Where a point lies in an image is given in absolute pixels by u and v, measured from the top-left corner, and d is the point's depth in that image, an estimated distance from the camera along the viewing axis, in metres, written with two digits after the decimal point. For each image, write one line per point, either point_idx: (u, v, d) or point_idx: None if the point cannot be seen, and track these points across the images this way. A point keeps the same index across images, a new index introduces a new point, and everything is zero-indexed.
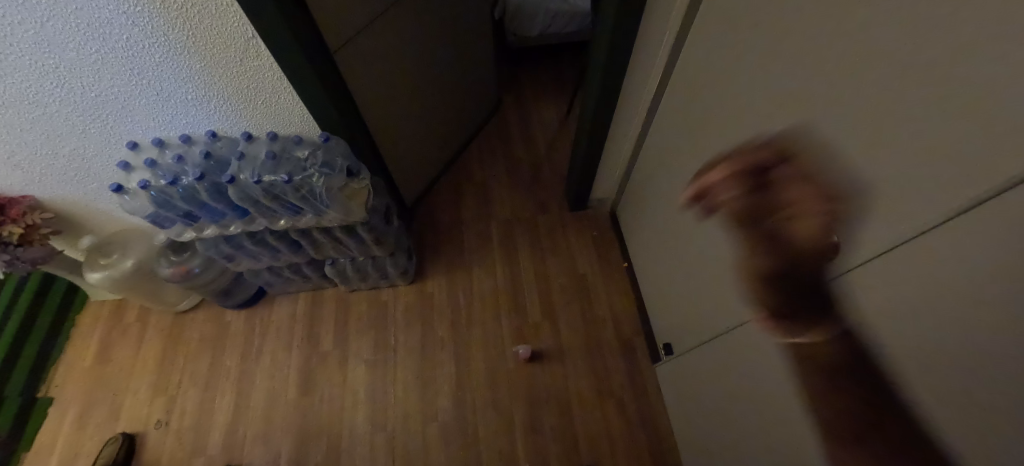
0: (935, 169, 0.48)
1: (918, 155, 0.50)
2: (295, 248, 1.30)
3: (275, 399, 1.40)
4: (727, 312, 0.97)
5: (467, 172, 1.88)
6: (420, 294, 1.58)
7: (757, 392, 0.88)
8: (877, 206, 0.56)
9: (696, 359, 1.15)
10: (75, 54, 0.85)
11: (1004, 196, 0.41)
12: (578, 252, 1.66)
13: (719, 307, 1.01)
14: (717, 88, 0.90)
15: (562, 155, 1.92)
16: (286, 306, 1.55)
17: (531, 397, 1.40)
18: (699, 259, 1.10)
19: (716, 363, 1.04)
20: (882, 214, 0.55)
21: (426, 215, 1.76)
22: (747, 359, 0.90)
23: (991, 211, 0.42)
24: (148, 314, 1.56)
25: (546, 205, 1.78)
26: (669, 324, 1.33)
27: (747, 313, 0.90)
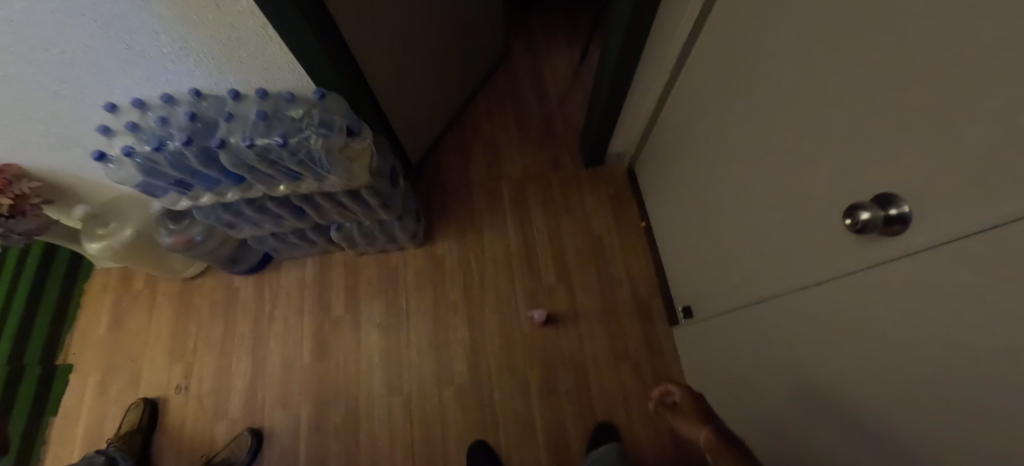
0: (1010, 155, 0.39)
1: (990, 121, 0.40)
2: (298, 214, 1.23)
3: (290, 364, 1.41)
4: (758, 278, 0.91)
5: (475, 127, 1.76)
6: (431, 258, 1.53)
7: (784, 367, 0.84)
8: (937, 173, 0.47)
9: (718, 326, 1.11)
10: (26, 4, 0.73)
11: None
12: (594, 212, 1.59)
13: (747, 273, 0.96)
14: (759, 28, 0.77)
15: (577, 106, 1.78)
16: (294, 272, 1.52)
17: (547, 360, 1.39)
18: (727, 224, 1.02)
19: (738, 330, 1.00)
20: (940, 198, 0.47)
21: (433, 174, 1.67)
22: (775, 330, 0.86)
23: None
24: (156, 281, 1.53)
25: (559, 162, 1.68)
26: (689, 286, 1.29)
27: (779, 286, 0.84)
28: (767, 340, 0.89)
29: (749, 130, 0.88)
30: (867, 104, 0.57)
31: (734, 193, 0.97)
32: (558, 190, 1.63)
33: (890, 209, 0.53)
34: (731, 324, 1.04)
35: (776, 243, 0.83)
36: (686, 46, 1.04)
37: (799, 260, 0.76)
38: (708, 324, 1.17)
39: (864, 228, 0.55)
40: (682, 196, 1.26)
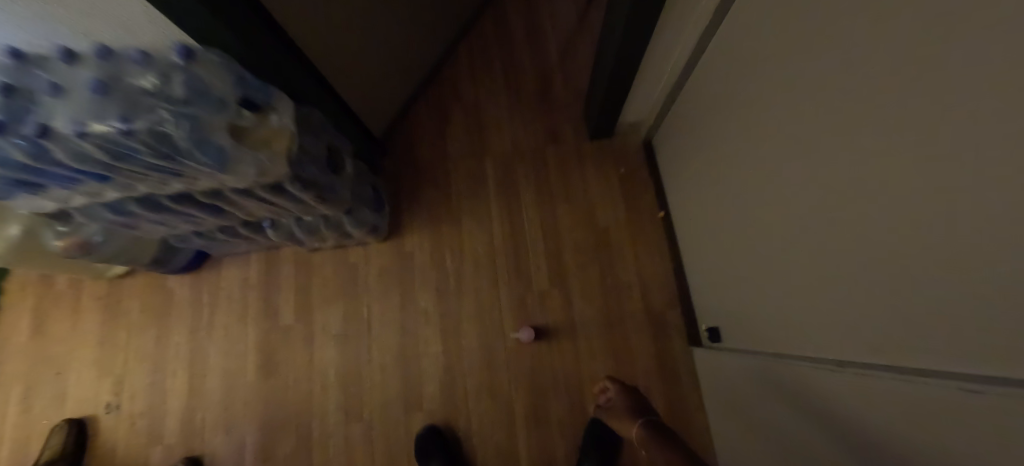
0: None
1: None
2: (213, 211, 0.96)
3: (232, 381, 1.20)
4: (811, 328, 0.62)
5: (455, 87, 1.41)
6: (397, 255, 1.25)
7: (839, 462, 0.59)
8: None
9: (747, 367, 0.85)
10: None
11: None
12: (598, 198, 1.27)
13: (792, 313, 0.66)
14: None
15: (582, 58, 1.41)
16: (235, 271, 1.27)
17: (535, 383, 1.15)
18: (761, 239, 0.73)
19: (778, 383, 0.73)
20: None
21: (402, 148, 1.35)
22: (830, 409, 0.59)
23: None
24: (80, 280, 1.30)
25: (558, 133, 1.34)
26: (716, 305, 1.00)
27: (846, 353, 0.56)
28: (819, 416, 0.62)
29: (799, 102, 0.54)
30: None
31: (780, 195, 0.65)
32: (555, 169, 1.31)
33: None
34: (766, 371, 0.76)
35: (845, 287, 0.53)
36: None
37: (891, 327, 0.46)
38: (738, 359, 0.89)
39: None
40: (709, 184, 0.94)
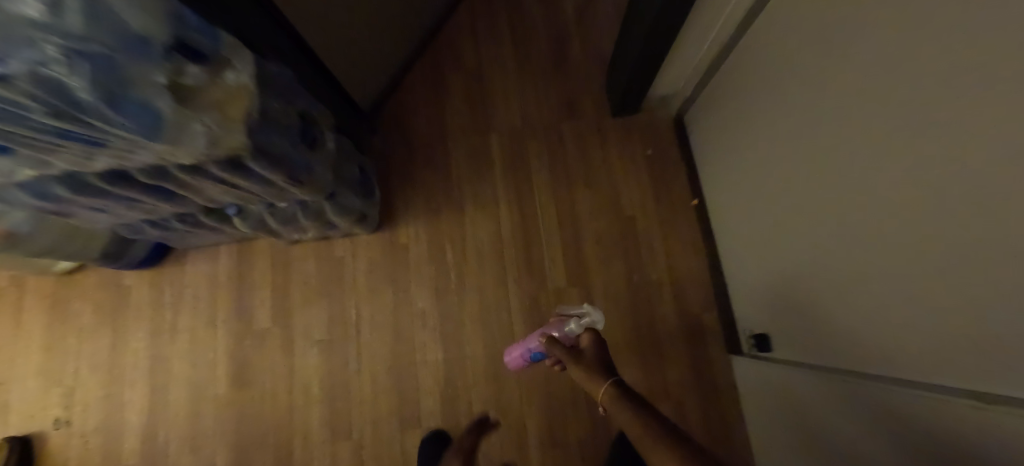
0: None
1: None
2: (162, 195, 0.78)
3: (200, 393, 1.04)
4: (910, 343, 0.48)
5: (455, 53, 1.23)
6: (390, 249, 1.08)
7: None
8: None
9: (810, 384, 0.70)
10: None
11: None
12: (623, 182, 1.11)
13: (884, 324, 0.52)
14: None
15: (603, 21, 1.23)
16: (203, 267, 1.10)
17: (551, 397, 0.99)
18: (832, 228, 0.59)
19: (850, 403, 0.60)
20: None
21: (395, 124, 1.17)
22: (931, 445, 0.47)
23: None
24: (22, 276, 1.12)
25: (576, 106, 1.16)
26: (767, 301, 0.82)
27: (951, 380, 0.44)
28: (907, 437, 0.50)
29: (925, 39, 0.38)
30: None
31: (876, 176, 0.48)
32: (573, 149, 1.13)
33: None
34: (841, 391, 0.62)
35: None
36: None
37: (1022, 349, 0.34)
38: (814, 373, 0.68)
39: None
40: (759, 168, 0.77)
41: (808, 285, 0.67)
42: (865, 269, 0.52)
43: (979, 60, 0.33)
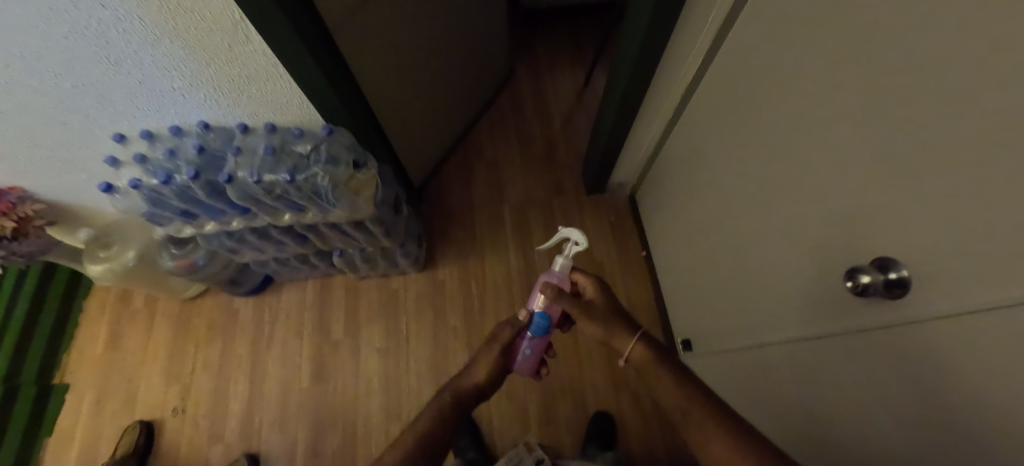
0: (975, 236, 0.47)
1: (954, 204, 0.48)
2: (302, 241, 1.24)
3: (288, 386, 1.41)
4: (762, 319, 0.95)
5: (478, 149, 1.78)
6: (431, 283, 1.53)
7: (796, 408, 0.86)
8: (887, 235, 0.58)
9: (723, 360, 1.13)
10: (40, 42, 0.77)
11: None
12: (595, 239, 1.60)
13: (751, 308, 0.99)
14: (760, 72, 0.80)
15: (580, 130, 1.80)
16: (294, 294, 1.52)
17: (546, 388, 1.39)
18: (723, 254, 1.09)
19: (745, 363, 1.04)
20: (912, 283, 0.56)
21: (436, 196, 1.68)
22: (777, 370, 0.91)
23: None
24: (156, 299, 1.53)
25: (562, 186, 1.69)
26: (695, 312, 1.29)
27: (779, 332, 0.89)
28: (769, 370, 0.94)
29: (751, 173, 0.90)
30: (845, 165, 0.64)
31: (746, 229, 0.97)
32: (560, 215, 1.64)
33: (889, 273, 0.57)
34: (740, 357, 1.06)
35: (801, 266, 0.79)
36: (685, 75, 1.04)
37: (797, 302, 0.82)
38: (723, 352, 1.14)
39: (865, 290, 0.60)
40: (685, 227, 1.27)
41: (717, 297, 1.15)
42: (745, 280, 1.00)
43: (769, 183, 0.85)
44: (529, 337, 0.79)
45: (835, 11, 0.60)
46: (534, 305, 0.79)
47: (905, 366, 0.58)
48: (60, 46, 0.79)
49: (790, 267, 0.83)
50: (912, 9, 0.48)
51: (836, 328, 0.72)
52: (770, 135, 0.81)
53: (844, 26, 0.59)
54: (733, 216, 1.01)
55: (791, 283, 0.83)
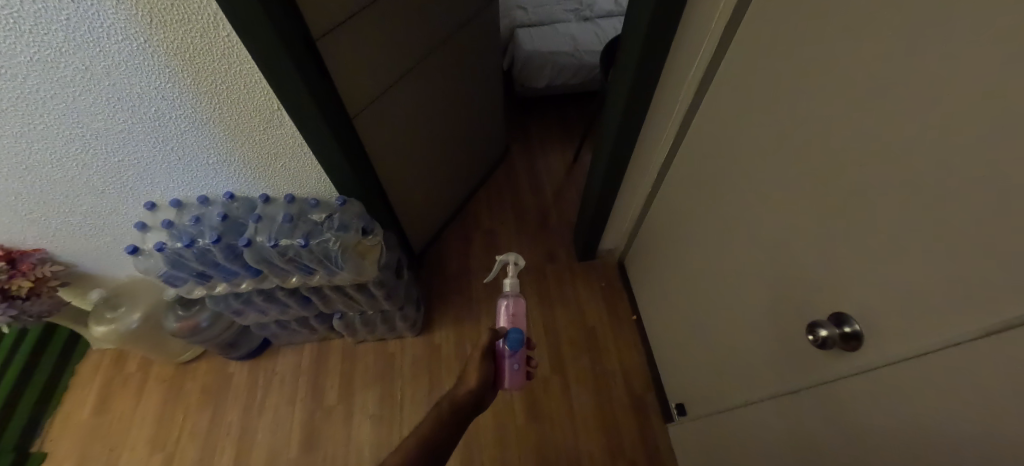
0: (915, 278, 0.55)
1: (897, 255, 0.57)
2: (305, 303, 1.29)
3: (277, 456, 1.37)
4: (745, 378, 0.99)
5: (476, 218, 1.90)
6: (428, 347, 1.55)
7: None
8: (846, 285, 0.66)
9: (712, 423, 1.14)
10: (102, 125, 0.90)
11: (1000, 336, 0.46)
12: (587, 303, 1.66)
13: (733, 366, 1.03)
14: (717, 153, 0.94)
15: (570, 201, 1.95)
16: (291, 358, 1.53)
17: (542, 457, 1.36)
18: (705, 314, 1.14)
19: (730, 424, 1.04)
20: (873, 330, 0.63)
21: (434, 262, 1.77)
22: (757, 428, 0.93)
23: (982, 348, 0.48)
24: (150, 363, 1.53)
25: (554, 253, 1.79)
26: (682, 374, 1.31)
27: (762, 391, 0.92)
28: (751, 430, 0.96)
29: (719, 239, 1.00)
30: (800, 230, 0.74)
31: (721, 292, 1.04)
32: (552, 280, 1.71)
33: (845, 326, 0.67)
34: (723, 419, 1.07)
35: (774, 322, 0.85)
36: (660, 152, 1.19)
37: (775, 359, 0.87)
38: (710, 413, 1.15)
39: (825, 343, 0.68)
40: (668, 291, 1.34)
41: (702, 356, 1.18)
42: (725, 338, 1.06)
43: (735, 245, 0.94)
44: (511, 354, 0.87)
45: (773, 105, 0.74)
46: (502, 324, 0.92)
47: (881, 411, 0.62)
48: (120, 128, 0.92)
49: (764, 322, 0.89)
50: (832, 108, 0.62)
51: (812, 383, 0.76)
52: (729, 204, 0.92)
53: (778, 117, 0.73)
54: (708, 277, 1.09)
55: (770, 339, 0.88)
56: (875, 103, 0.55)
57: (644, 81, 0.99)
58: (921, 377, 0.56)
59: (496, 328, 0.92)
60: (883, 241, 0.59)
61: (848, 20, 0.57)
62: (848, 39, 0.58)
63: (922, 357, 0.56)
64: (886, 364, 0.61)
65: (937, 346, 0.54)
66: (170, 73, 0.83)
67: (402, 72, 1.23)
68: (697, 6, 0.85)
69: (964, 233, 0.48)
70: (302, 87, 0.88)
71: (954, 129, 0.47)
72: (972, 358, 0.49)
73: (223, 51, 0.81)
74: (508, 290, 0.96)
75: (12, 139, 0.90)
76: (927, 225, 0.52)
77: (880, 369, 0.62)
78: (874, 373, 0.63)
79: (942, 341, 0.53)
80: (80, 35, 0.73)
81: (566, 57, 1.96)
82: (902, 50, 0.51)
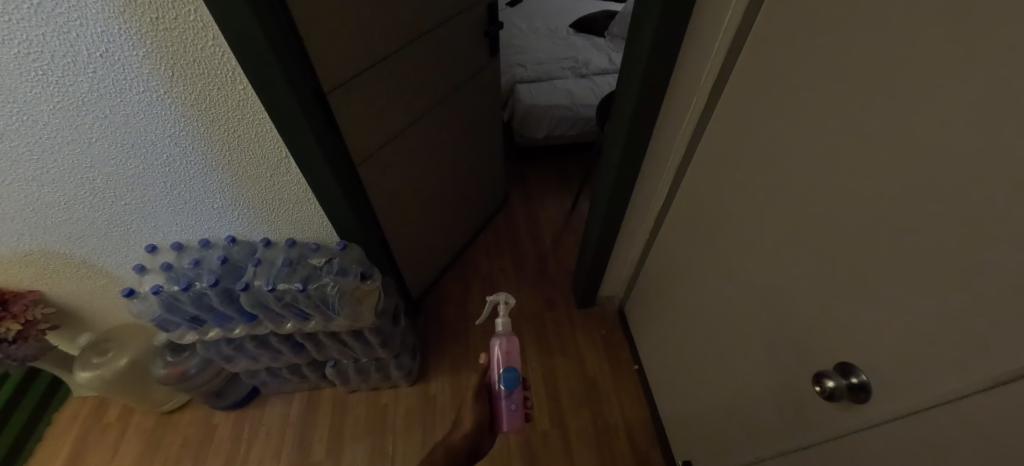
0: (919, 322, 0.55)
1: (900, 299, 0.57)
2: (298, 349, 1.26)
3: None
4: (752, 431, 0.95)
5: (475, 264, 1.90)
6: (422, 399, 1.49)
7: None
8: (850, 332, 0.66)
9: None
10: (114, 170, 0.93)
11: (1014, 383, 0.46)
12: (586, 351, 1.62)
13: (738, 418, 0.99)
14: (712, 199, 0.96)
15: (569, 247, 1.96)
16: (279, 409, 1.47)
17: None
18: (707, 363, 1.11)
19: None
20: (880, 379, 0.61)
21: (432, 308, 1.75)
22: None
23: (998, 396, 0.47)
24: (131, 413, 1.46)
25: (554, 300, 1.77)
26: (685, 427, 1.25)
27: (771, 446, 0.88)
28: None
29: (718, 285, 1.00)
30: (800, 275, 0.74)
31: (723, 340, 1.02)
32: (552, 329, 1.68)
33: (850, 377, 0.65)
34: None
35: (779, 371, 0.83)
36: (658, 199, 1.22)
37: (782, 411, 0.84)
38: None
39: (833, 395, 0.67)
40: (670, 340, 1.32)
41: (706, 408, 1.14)
42: (728, 388, 1.02)
43: (735, 292, 0.94)
44: (507, 394, 0.85)
45: (766, 154, 0.77)
46: (495, 361, 0.88)
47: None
48: (130, 173, 0.94)
49: (768, 371, 0.87)
50: (825, 156, 0.65)
51: (823, 438, 0.73)
52: (728, 249, 0.94)
53: (772, 165, 0.76)
54: (708, 323, 1.08)
55: (774, 389, 0.85)
56: (868, 148, 0.58)
57: (640, 132, 1.04)
58: (938, 429, 0.54)
59: (481, 366, 0.90)
60: (885, 286, 0.59)
61: (833, 73, 0.62)
62: (834, 90, 0.62)
63: (938, 406, 0.54)
64: (897, 418, 0.60)
65: (952, 393, 0.52)
66: (185, 121, 0.86)
67: (408, 122, 1.29)
68: (687, 62, 0.91)
69: (965, 276, 0.49)
70: (311, 135, 0.92)
71: (945, 174, 0.49)
72: (990, 408, 0.48)
73: (238, 102, 0.85)
74: (500, 329, 0.92)
75: (24, 181, 0.92)
76: (929, 267, 0.53)
77: (895, 421, 0.60)
78: (887, 427, 0.61)
79: (953, 391, 0.52)
80: (103, 86, 0.78)
81: (564, 110, 2.06)
82: (888, 98, 0.54)
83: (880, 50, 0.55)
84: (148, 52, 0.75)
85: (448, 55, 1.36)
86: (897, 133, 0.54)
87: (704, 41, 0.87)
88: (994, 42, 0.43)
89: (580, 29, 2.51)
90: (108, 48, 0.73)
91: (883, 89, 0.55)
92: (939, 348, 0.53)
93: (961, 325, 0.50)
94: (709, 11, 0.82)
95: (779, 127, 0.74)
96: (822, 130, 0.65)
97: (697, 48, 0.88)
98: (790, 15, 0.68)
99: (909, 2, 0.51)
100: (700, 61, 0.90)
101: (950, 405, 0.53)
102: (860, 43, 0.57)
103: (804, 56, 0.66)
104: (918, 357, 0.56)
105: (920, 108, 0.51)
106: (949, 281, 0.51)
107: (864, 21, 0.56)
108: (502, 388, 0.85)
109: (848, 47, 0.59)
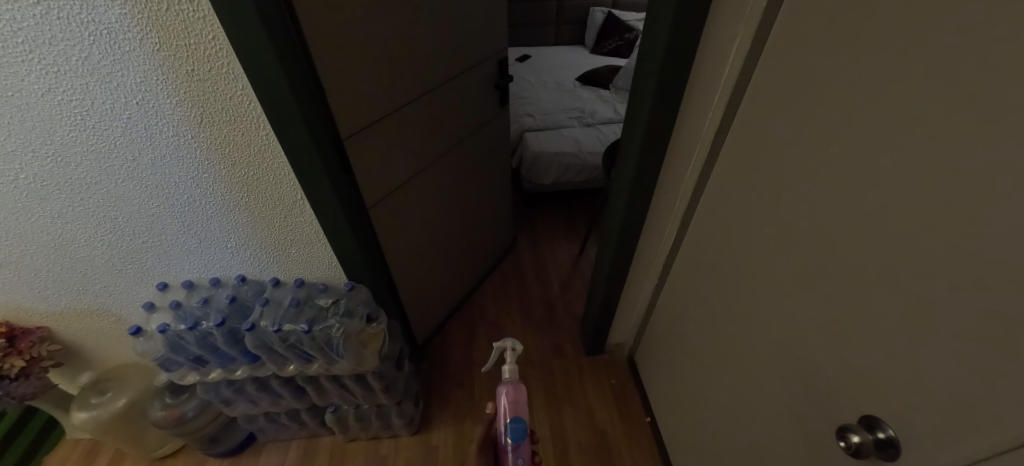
0: (941, 372, 0.54)
1: (918, 348, 0.56)
2: (298, 393, 1.23)
3: None
4: None
5: (481, 309, 1.88)
6: (423, 449, 1.42)
7: None
8: (869, 385, 0.64)
9: None
10: (135, 209, 0.97)
11: None
12: (595, 401, 1.55)
13: None
14: (721, 244, 0.97)
15: (576, 292, 1.94)
16: (274, 457, 1.41)
17: None
18: (723, 416, 1.06)
19: None
20: (908, 435, 0.59)
21: (437, 353, 1.71)
22: None
23: None
24: (123, 457, 1.41)
25: (560, 347, 1.73)
26: None
27: None
28: None
29: (731, 332, 0.98)
30: (813, 325, 0.73)
31: (739, 388, 0.98)
32: (559, 377, 1.63)
33: (877, 432, 0.62)
34: None
35: (798, 425, 0.80)
36: (665, 244, 1.24)
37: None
38: None
39: (859, 450, 0.64)
40: (682, 390, 1.27)
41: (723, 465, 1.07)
42: (746, 443, 0.97)
43: (748, 340, 0.92)
44: (513, 447, 0.81)
45: (772, 202, 0.79)
46: (506, 415, 0.84)
47: None
48: (149, 211, 0.98)
49: (786, 425, 0.83)
50: (829, 206, 0.67)
51: None
52: (739, 297, 0.93)
53: (778, 214, 0.78)
54: (721, 373, 1.05)
55: (796, 445, 0.81)
56: (877, 190, 0.59)
57: (646, 179, 1.06)
58: None
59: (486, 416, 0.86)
60: (900, 335, 0.58)
61: (833, 116, 0.64)
62: (836, 134, 0.64)
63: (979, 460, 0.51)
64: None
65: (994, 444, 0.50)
66: (207, 164, 0.91)
67: (420, 168, 1.35)
68: (689, 112, 0.96)
69: (986, 321, 0.49)
70: (326, 179, 0.96)
71: (952, 223, 0.51)
72: None
73: (259, 147, 0.90)
74: (507, 377, 0.89)
75: (49, 219, 0.96)
76: (946, 316, 0.53)
77: None
78: None
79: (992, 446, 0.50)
80: (135, 130, 0.83)
81: (571, 158, 2.12)
82: (891, 141, 0.56)
83: (875, 110, 0.58)
84: (181, 100, 0.80)
85: (461, 106, 1.44)
86: (899, 184, 0.56)
87: (706, 95, 0.92)
88: (982, 97, 0.47)
89: (585, 82, 2.65)
90: (144, 97, 0.79)
91: (885, 130, 0.57)
92: (974, 395, 0.51)
93: (997, 368, 0.48)
94: (710, 67, 0.88)
95: (781, 176, 0.76)
96: (825, 178, 0.67)
97: (698, 99, 0.93)
98: (785, 72, 0.73)
99: (898, 58, 0.54)
100: (702, 113, 0.95)
101: (998, 459, 0.49)
102: (853, 100, 0.61)
103: (801, 108, 0.70)
104: (951, 406, 0.53)
105: (921, 154, 0.53)
106: (977, 321, 0.49)
107: (858, 72, 0.60)
108: (508, 440, 0.81)
109: (844, 97, 0.62)
